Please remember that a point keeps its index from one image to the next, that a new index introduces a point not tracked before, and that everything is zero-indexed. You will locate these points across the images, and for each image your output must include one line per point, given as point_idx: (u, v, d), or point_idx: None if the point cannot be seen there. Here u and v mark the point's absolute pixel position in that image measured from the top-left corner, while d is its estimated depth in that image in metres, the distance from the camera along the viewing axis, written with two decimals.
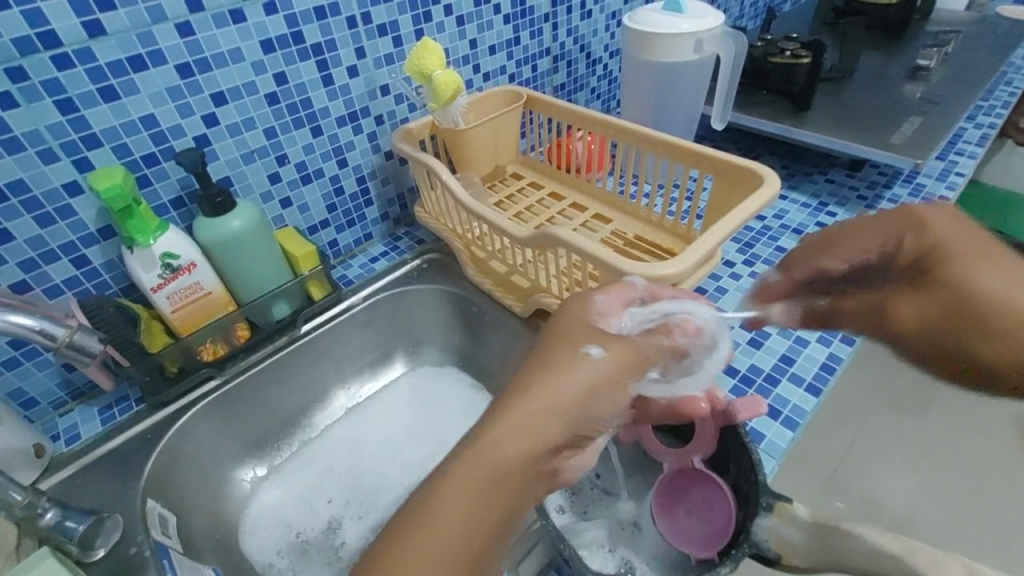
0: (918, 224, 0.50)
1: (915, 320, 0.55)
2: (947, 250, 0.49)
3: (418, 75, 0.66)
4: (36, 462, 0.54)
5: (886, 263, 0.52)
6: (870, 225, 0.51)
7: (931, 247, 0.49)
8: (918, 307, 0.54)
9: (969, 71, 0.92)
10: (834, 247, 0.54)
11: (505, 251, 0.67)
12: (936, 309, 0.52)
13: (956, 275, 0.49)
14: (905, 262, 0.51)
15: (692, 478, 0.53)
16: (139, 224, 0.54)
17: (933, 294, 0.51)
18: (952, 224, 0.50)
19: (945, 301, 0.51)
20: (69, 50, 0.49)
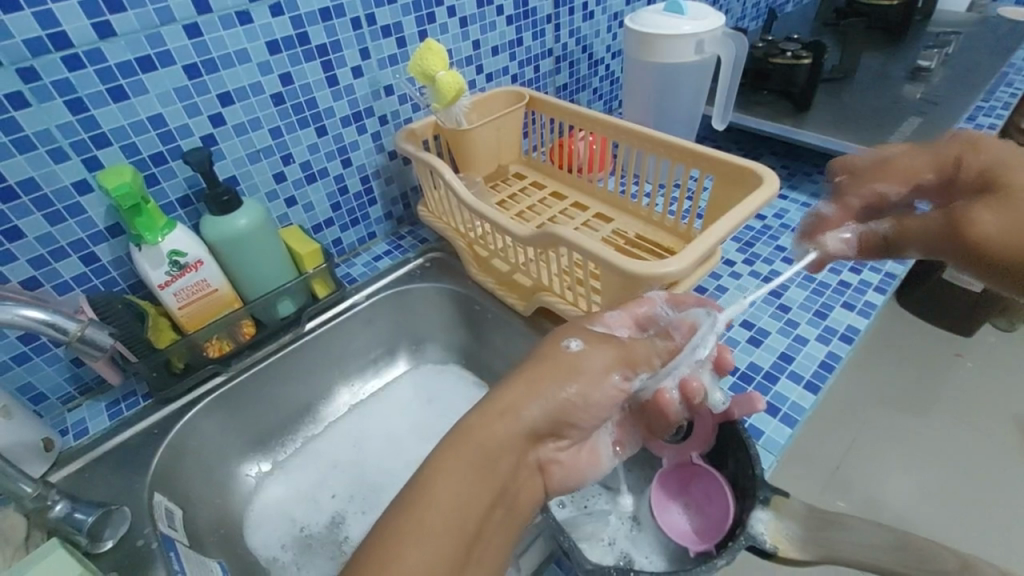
0: (968, 147, 0.47)
1: (984, 232, 0.40)
2: (1006, 163, 0.43)
3: (422, 76, 0.67)
4: (45, 455, 0.55)
5: (940, 171, 0.49)
6: (927, 155, 0.50)
7: (993, 164, 0.44)
8: (987, 215, 0.40)
9: (971, 72, 0.93)
10: (904, 166, 0.52)
11: (508, 250, 0.68)
12: (1021, 214, 0.39)
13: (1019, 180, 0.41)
14: (966, 180, 0.45)
15: (692, 473, 0.54)
16: (148, 222, 0.54)
17: (1006, 202, 0.40)
18: (1015, 150, 0.44)
19: (1013, 209, 0.39)
20: (79, 51, 0.50)
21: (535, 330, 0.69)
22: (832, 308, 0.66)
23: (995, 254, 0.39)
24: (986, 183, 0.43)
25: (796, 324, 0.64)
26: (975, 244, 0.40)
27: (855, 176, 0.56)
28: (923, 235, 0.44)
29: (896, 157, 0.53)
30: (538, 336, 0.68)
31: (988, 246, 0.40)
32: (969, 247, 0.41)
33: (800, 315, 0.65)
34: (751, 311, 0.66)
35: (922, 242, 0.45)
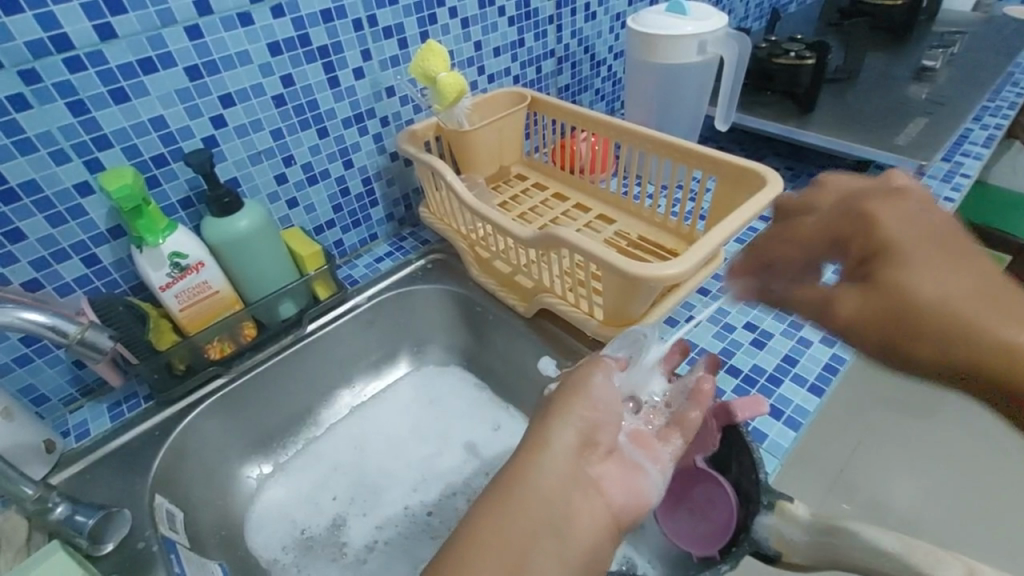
0: (867, 223, 0.38)
1: (850, 313, 0.36)
2: (895, 249, 0.36)
3: (423, 77, 0.67)
4: (47, 457, 0.55)
5: (835, 239, 0.40)
6: (827, 221, 0.41)
7: (886, 240, 0.36)
8: (850, 297, 0.37)
9: (975, 72, 0.92)
10: (806, 230, 0.43)
11: (509, 252, 0.67)
12: (877, 309, 0.35)
13: (899, 264, 0.35)
14: (856, 253, 0.38)
15: (693, 477, 0.53)
16: (148, 224, 0.54)
17: (871, 282, 0.36)
18: (919, 223, 0.36)
19: (876, 292, 0.35)
20: (81, 53, 0.50)
21: (537, 332, 0.68)
22: None
23: (876, 339, 0.35)
24: (865, 254, 0.37)
25: (800, 326, 0.64)
26: (851, 327, 0.36)
27: (757, 256, 0.47)
28: (801, 307, 0.40)
29: (825, 227, 0.41)
30: (541, 337, 0.68)
31: (885, 333, 0.35)
32: (877, 332, 0.35)
33: (805, 316, 0.64)
34: (755, 312, 0.66)
35: (800, 309, 0.41)
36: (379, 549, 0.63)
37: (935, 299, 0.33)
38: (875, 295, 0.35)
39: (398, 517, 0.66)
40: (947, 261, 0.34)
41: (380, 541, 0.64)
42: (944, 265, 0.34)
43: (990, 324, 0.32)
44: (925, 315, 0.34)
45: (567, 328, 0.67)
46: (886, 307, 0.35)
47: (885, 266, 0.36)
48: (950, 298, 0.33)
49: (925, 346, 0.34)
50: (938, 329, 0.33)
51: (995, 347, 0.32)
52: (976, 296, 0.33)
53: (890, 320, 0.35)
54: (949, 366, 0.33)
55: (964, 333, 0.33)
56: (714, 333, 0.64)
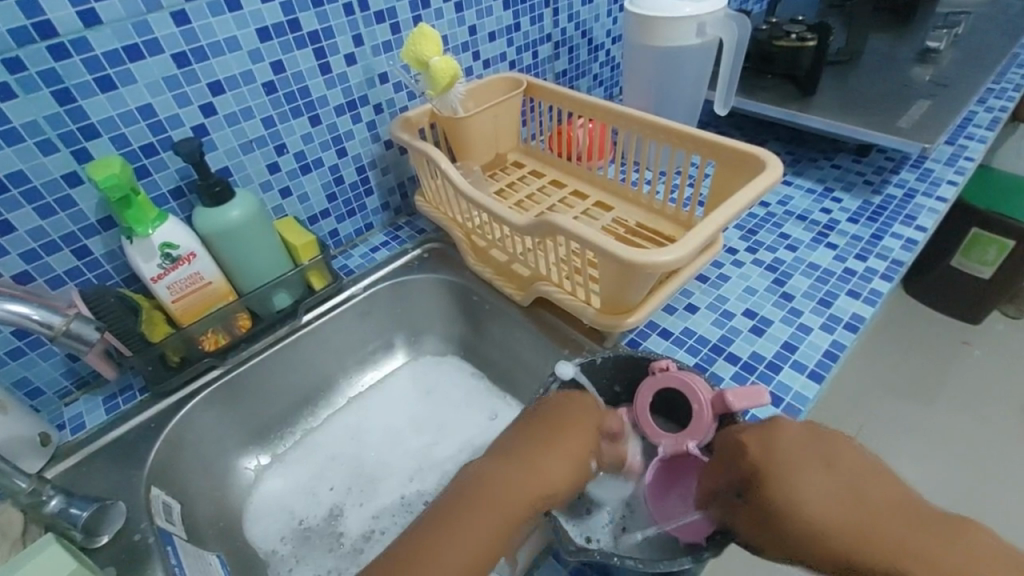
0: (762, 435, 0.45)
1: (818, 489, 0.42)
2: (774, 473, 0.42)
3: (415, 62, 0.65)
4: (42, 450, 0.55)
5: (810, 442, 0.44)
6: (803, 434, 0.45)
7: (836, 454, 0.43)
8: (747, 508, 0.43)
9: (980, 52, 0.90)
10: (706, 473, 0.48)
11: (506, 240, 0.67)
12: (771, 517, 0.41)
13: (784, 484, 0.42)
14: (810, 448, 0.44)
15: (687, 464, 0.52)
16: (137, 214, 0.54)
17: (832, 470, 0.42)
18: (800, 447, 0.44)
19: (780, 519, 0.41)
20: (65, 40, 0.49)
21: (534, 321, 0.67)
22: (837, 296, 0.63)
23: (853, 539, 0.39)
24: (826, 455, 0.43)
25: (799, 312, 0.62)
26: (791, 538, 0.41)
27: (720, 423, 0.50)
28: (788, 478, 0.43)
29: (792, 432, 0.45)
30: (537, 326, 0.67)
31: (853, 546, 0.39)
32: (843, 514, 0.40)
33: (805, 303, 0.63)
34: (755, 298, 0.65)
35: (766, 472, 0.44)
36: (376, 539, 0.63)
37: (894, 535, 0.39)
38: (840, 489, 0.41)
39: (395, 506, 0.66)
40: (822, 473, 0.42)
41: (378, 530, 0.64)
42: (825, 476, 0.42)
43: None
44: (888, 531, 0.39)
45: (564, 317, 0.66)
46: (840, 499, 0.41)
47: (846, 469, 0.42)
48: (831, 513, 0.40)
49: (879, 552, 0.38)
50: (894, 530, 0.39)
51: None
52: (908, 533, 0.39)
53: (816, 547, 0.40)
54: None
55: (905, 517, 0.40)
56: (713, 321, 0.63)
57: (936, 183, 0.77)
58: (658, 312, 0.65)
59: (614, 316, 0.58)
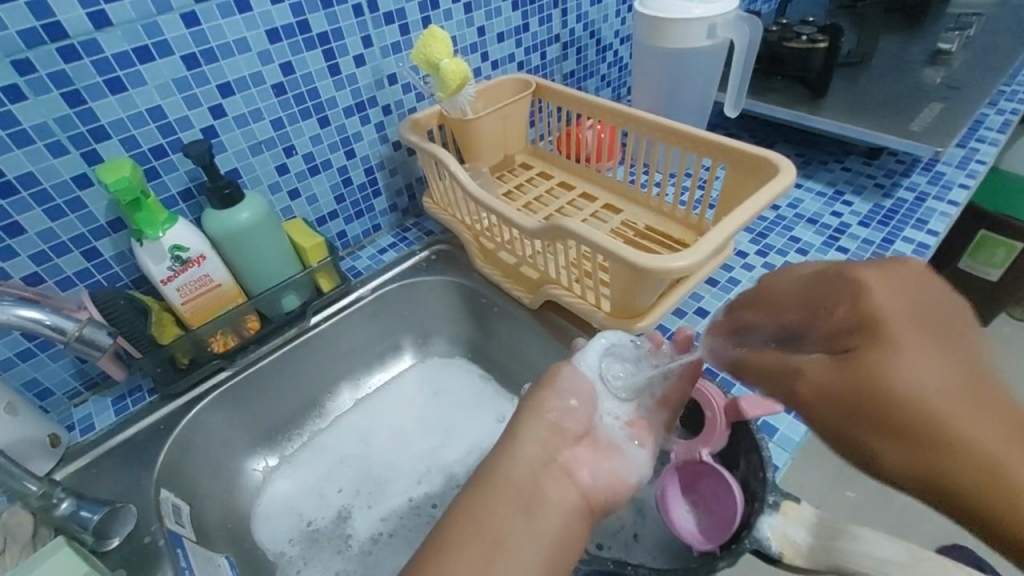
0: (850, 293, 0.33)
1: (817, 385, 0.33)
2: (877, 337, 0.32)
3: (425, 64, 0.65)
4: (51, 451, 0.55)
5: (811, 314, 0.35)
6: (798, 286, 0.37)
7: (872, 315, 0.32)
8: (817, 365, 0.33)
9: (992, 54, 0.90)
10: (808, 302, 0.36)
11: (515, 242, 0.66)
12: (833, 387, 0.32)
13: (880, 354, 0.31)
14: (828, 325, 0.34)
15: (700, 471, 0.50)
16: (147, 217, 0.53)
17: (947, 354, 0.31)
18: (899, 298, 0.32)
19: (849, 370, 0.32)
20: (75, 42, 0.48)
21: (543, 323, 0.67)
22: None
23: (923, 430, 0.30)
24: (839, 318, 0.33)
25: None
26: (854, 399, 0.32)
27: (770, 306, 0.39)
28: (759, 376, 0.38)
29: (791, 291, 0.37)
30: (546, 329, 0.67)
31: (859, 403, 0.32)
32: (835, 414, 0.33)
33: None
34: None
35: (761, 376, 0.37)
36: (384, 541, 0.63)
37: (913, 393, 0.30)
38: (847, 376, 0.32)
39: (403, 509, 0.66)
40: (937, 364, 0.31)
41: (386, 533, 0.64)
42: (940, 363, 0.31)
43: (955, 425, 0.30)
44: (913, 416, 0.30)
45: (574, 320, 0.66)
46: (849, 391, 0.32)
47: (882, 359, 0.31)
48: (922, 391, 0.30)
49: (896, 447, 0.31)
50: (948, 403, 0.30)
51: (969, 456, 0.30)
52: (959, 398, 0.30)
53: (853, 399, 0.32)
54: (918, 475, 0.31)
55: (981, 396, 0.30)
56: None
57: (947, 186, 0.76)
58: (668, 316, 0.64)
59: (624, 320, 0.58)
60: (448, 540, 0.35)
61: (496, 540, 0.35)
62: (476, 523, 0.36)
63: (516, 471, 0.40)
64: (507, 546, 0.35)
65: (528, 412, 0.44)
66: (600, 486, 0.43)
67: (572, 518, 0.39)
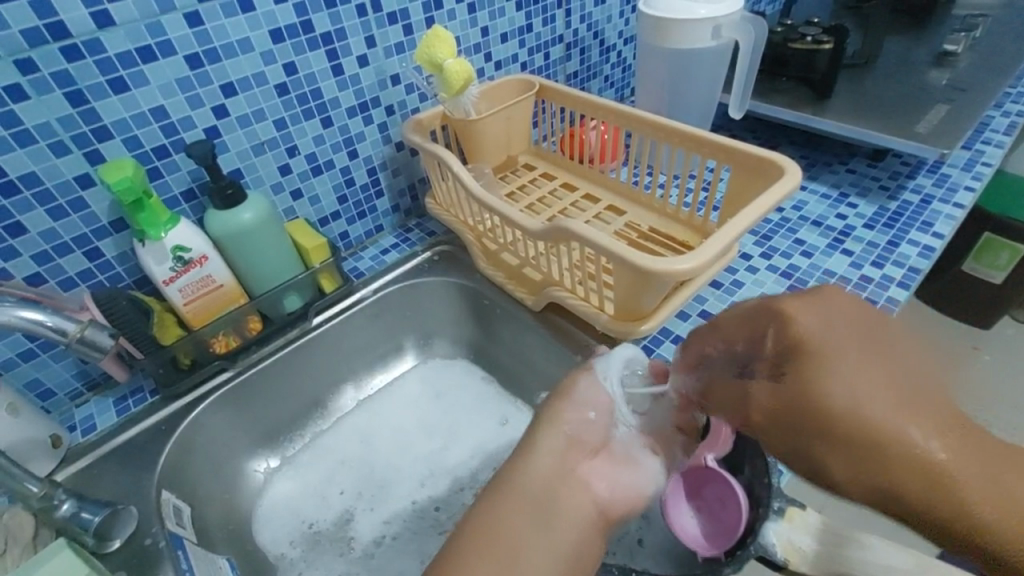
0: (779, 319, 0.35)
1: (770, 405, 0.34)
2: (808, 355, 0.33)
3: (429, 64, 0.65)
4: (53, 452, 0.55)
5: (753, 345, 0.37)
6: (746, 316, 0.38)
7: (801, 339, 0.33)
8: (765, 389, 0.35)
9: (998, 56, 0.89)
10: (738, 329, 0.38)
11: (518, 244, 0.66)
12: (785, 408, 0.34)
13: (814, 371, 0.32)
14: (767, 350, 0.35)
15: (704, 475, 0.50)
16: (150, 217, 0.53)
17: (879, 362, 0.33)
18: (826, 321, 0.34)
19: (792, 391, 0.33)
20: (78, 41, 0.48)
21: (546, 325, 0.67)
22: None
23: (866, 436, 0.31)
24: (780, 343, 0.34)
25: None
26: (802, 418, 0.33)
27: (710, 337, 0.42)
28: (725, 405, 0.39)
29: (740, 322, 0.38)
30: (549, 330, 0.66)
31: (807, 421, 0.33)
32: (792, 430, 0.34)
33: None
34: None
35: (723, 404, 0.39)
36: (386, 544, 0.63)
37: (850, 404, 0.32)
38: (790, 395, 0.33)
39: (404, 511, 0.66)
40: (869, 374, 0.32)
41: (388, 535, 0.64)
42: (872, 374, 0.32)
43: (887, 428, 0.31)
44: (851, 426, 0.32)
45: (576, 322, 0.66)
46: (796, 411, 0.33)
47: (814, 377, 0.32)
48: (856, 403, 0.32)
49: (843, 458, 0.32)
50: (882, 412, 0.31)
51: (909, 456, 0.31)
52: (890, 404, 0.32)
53: (800, 419, 0.33)
54: (860, 481, 0.32)
55: (908, 398, 0.32)
56: None
57: (953, 189, 0.76)
58: (672, 319, 0.64)
59: (627, 322, 0.58)
60: (459, 552, 0.35)
61: (507, 548, 0.35)
62: (488, 532, 0.36)
63: (523, 476, 0.39)
64: (521, 558, 0.35)
65: (545, 422, 0.44)
66: (612, 494, 0.42)
67: (587, 530, 0.38)
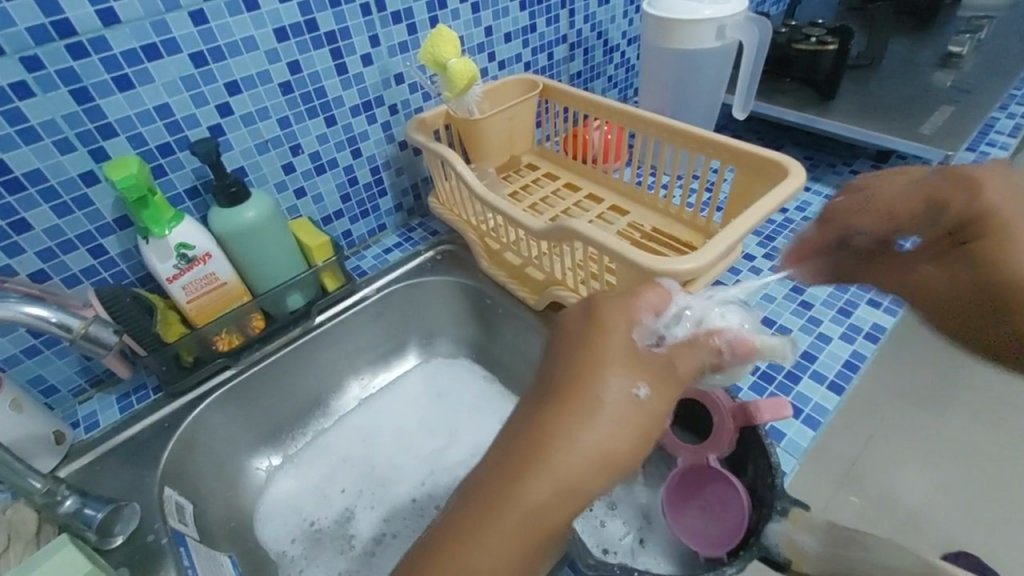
0: (965, 186, 0.45)
1: (950, 278, 0.48)
2: (986, 219, 0.44)
3: (433, 63, 0.65)
4: (56, 448, 0.55)
5: (930, 210, 0.48)
6: (916, 199, 0.50)
7: (989, 208, 0.44)
8: (962, 261, 0.46)
9: (1004, 57, 0.89)
10: (885, 204, 0.52)
11: (520, 243, 0.66)
12: (974, 274, 0.46)
13: (1001, 242, 0.43)
14: (945, 222, 0.47)
15: (707, 476, 0.50)
16: (154, 214, 0.53)
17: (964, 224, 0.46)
18: (1013, 195, 0.44)
19: (980, 263, 0.45)
20: (84, 39, 0.48)
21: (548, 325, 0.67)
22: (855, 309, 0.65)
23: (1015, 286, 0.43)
24: (948, 227, 0.47)
25: (818, 321, 0.64)
26: (999, 278, 0.44)
27: (848, 219, 0.56)
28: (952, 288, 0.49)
29: (919, 198, 0.49)
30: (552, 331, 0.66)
31: (990, 284, 0.44)
32: (975, 291, 0.46)
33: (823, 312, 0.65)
34: (774, 308, 0.66)
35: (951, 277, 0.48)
36: (386, 542, 0.63)
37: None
38: (966, 267, 0.46)
39: (405, 510, 0.65)
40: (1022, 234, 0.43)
41: (390, 534, 0.64)
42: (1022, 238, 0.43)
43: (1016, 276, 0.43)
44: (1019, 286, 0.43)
45: None
46: (988, 276, 0.44)
47: (995, 246, 0.44)
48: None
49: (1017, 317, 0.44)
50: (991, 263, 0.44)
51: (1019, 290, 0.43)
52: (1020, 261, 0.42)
53: (981, 286, 0.45)
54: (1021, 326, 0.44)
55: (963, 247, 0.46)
56: None
57: None
58: None
59: None
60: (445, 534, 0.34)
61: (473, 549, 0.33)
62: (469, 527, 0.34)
63: None
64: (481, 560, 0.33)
65: None
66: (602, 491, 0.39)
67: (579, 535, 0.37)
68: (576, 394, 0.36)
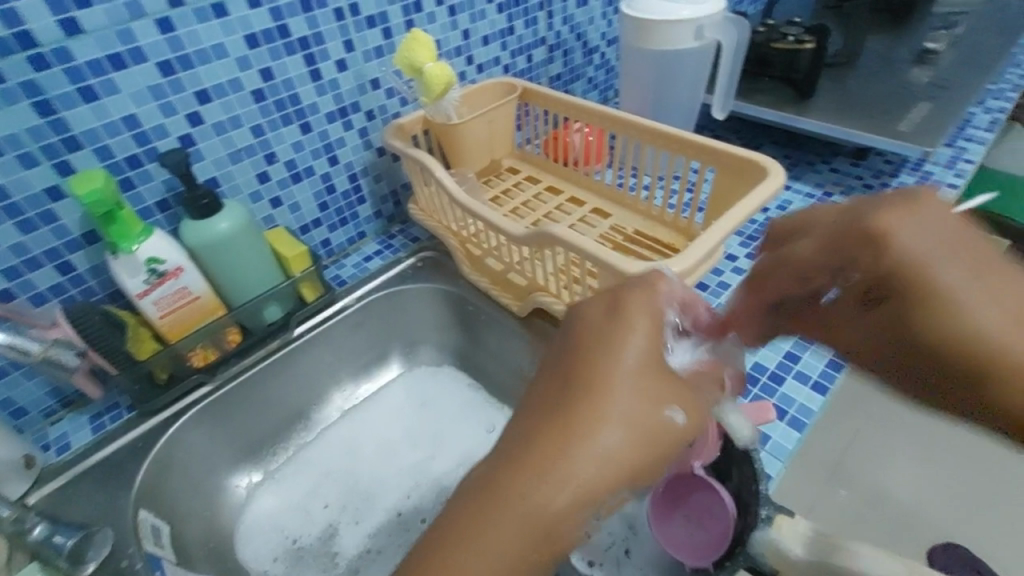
0: (874, 242, 0.35)
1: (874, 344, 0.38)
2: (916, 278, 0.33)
3: (409, 68, 0.64)
4: (26, 473, 0.53)
5: (827, 263, 0.37)
6: (819, 243, 0.38)
7: (899, 266, 0.34)
8: (877, 320, 0.37)
9: (979, 53, 0.90)
10: (795, 265, 0.39)
11: (502, 249, 0.65)
12: (895, 335, 0.36)
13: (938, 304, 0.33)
14: (853, 280, 0.36)
15: (692, 484, 0.49)
16: (122, 230, 0.52)
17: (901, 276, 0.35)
18: (938, 235, 0.34)
19: (907, 323, 0.35)
20: (45, 50, 0.47)
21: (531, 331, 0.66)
22: None
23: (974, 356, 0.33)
24: (851, 280, 0.37)
25: None
26: (937, 345, 0.34)
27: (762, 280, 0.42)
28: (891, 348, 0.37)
29: (826, 240, 0.38)
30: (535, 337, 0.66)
31: (937, 353, 0.34)
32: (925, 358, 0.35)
33: None
34: None
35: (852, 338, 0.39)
36: (371, 558, 0.62)
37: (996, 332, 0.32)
38: (903, 326, 0.35)
39: (390, 524, 0.64)
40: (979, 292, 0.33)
41: (374, 549, 0.62)
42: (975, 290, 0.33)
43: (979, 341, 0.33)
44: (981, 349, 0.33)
45: None
46: (920, 343, 0.34)
47: (919, 313, 0.34)
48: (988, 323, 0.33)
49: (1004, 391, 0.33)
50: (926, 335, 0.34)
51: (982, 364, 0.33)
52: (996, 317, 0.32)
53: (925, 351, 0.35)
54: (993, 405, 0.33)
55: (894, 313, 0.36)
56: None
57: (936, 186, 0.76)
58: None
59: None
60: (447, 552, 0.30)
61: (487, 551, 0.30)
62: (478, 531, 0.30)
63: None
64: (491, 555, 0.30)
65: None
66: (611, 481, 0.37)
67: None
68: (585, 380, 0.33)
